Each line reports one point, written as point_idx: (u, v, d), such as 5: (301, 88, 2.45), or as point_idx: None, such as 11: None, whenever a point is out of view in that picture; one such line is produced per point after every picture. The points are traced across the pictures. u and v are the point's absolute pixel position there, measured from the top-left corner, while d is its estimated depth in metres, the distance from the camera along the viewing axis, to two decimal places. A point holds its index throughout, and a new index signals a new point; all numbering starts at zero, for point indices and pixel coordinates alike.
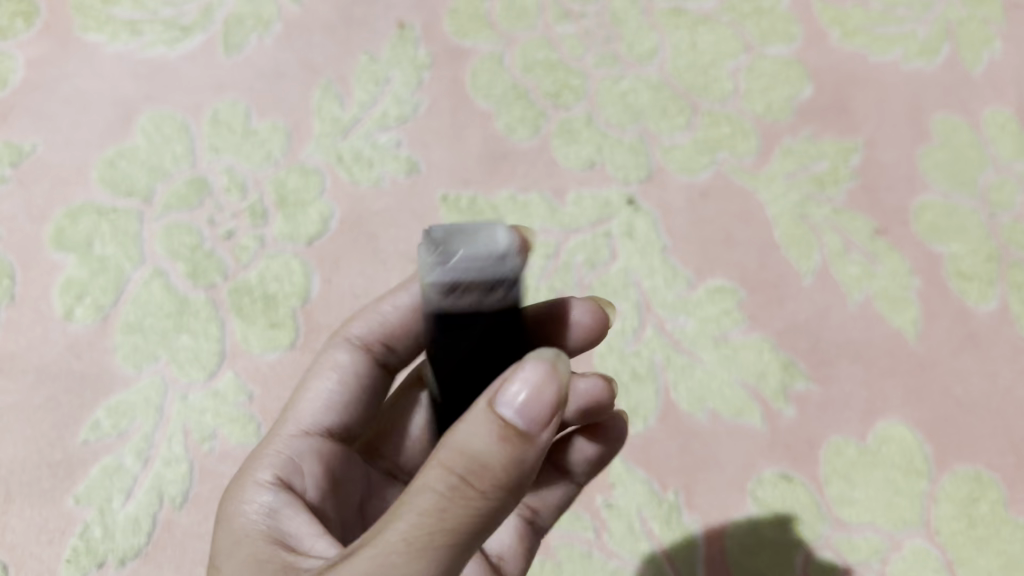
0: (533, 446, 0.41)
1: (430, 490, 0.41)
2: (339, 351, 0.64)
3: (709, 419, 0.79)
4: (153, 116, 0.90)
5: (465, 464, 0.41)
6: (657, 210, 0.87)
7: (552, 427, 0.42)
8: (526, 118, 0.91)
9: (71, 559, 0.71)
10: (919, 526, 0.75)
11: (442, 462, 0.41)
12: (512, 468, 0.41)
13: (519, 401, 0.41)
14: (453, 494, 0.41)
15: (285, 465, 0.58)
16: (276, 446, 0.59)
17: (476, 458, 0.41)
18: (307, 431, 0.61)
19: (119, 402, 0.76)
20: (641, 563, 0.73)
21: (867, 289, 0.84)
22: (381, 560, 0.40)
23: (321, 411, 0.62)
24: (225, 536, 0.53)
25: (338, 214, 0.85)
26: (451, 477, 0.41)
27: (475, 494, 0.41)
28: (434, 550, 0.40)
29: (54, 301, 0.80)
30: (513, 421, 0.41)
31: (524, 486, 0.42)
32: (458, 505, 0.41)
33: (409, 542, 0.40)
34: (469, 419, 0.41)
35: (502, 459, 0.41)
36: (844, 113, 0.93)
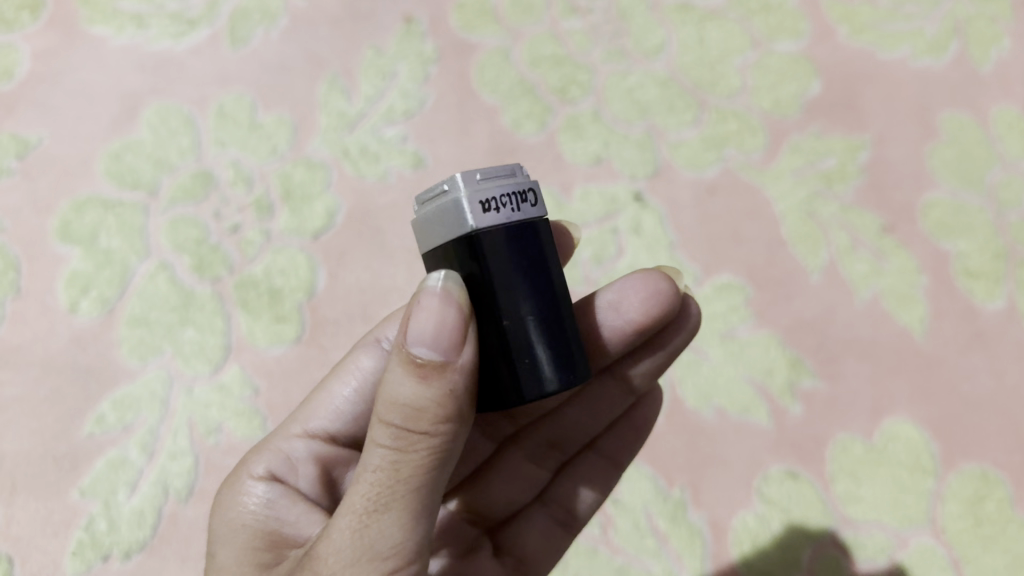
0: (456, 370, 0.42)
1: (378, 447, 0.42)
2: (365, 356, 0.63)
3: (715, 416, 0.79)
4: (159, 109, 0.90)
5: (399, 414, 0.42)
6: (664, 206, 0.87)
7: (468, 347, 0.43)
8: (533, 113, 0.91)
9: (76, 552, 0.71)
10: (926, 524, 0.74)
11: (381, 418, 0.43)
12: (444, 399, 0.42)
13: (428, 336, 0.43)
14: (399, 444, 0.42)
15: (276, 462, 0.59)
16: (275, 446, 0.60)
17: (409, 401, 0.42)
18: (311, 434, 0.62)
19: (124, 395, 0.76)
20: (647, 560, 0.73)
21: (875, 286, 0.83)
22: (356, 526, 0.41)
23: (331, 419, 0.62)
24: (221, 526, 0.54)
25: (344, 209, 0.85)
26: (392, 429, 0.42)
27: (417, 436, 0.42)
28: (398, 501, 0.41)
29: (60, 293, 0.80)
30: (429, 356, 0.42)
31: (465, 412, 0.43)
32: (407, 452, 0.42)
33: (372, 503, 0.41)
34: (392, 372, 0.43)
35: (433, 393, 0.42)
36: (852, 110, 0.92)
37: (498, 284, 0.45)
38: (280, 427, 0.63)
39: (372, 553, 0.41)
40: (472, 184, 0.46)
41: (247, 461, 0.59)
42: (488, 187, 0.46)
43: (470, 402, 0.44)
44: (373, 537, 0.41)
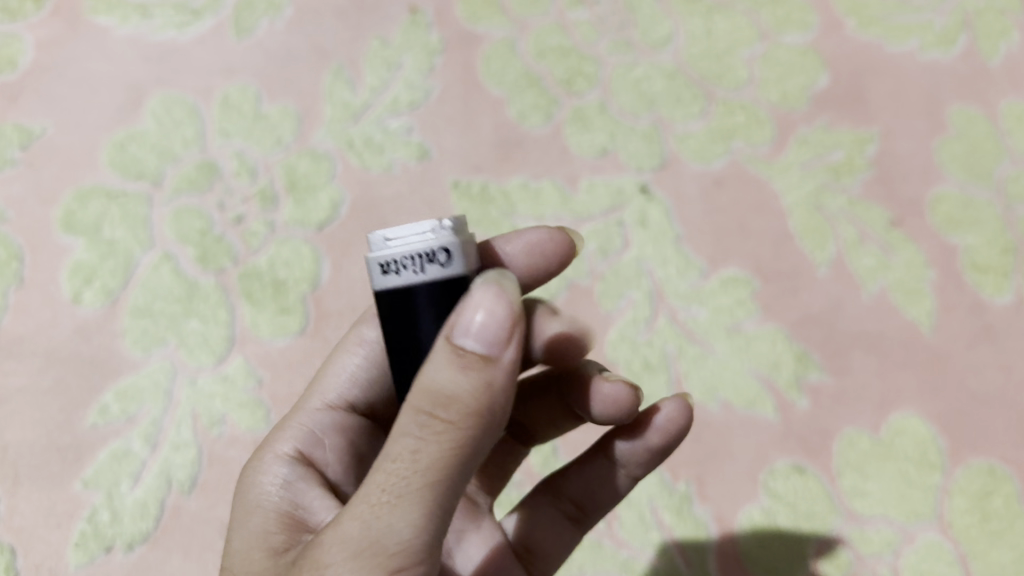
0: (496, 368, 0.41)
1: (406, 434, 0.42)
2: (368, 328, 0.63)
3: (721, 410, 0.78)
4: (163, 99, 0.89)
5: (432, 401, 0.41)
6: (671, 198, 0.86)
7: (513, 345, 0.42)
8: (539, 105, 0.91)
9: (79, 543, 0.71)
10: (932, 519, 0.74)
11: (412, 405, 0.42)
12: (479, 394, 0.41)
13: (474, 327, 0.41)
14: (425, 433, 0.41)
15: (304, 438, 0.59)
16: (299, 421, 0.60)
17: (442, 392, 0.41)
18: (330, 406, 0.61)
19: (128, 386, 0.76)
20: (652, 554, 0.73)
21: (882, 280, 0.83)
22: (367, 516, 0.41)
23: (347, 390, 0.62)
24: (241, 504, 0.54)
25: (349, 200, 0.85)
26: (421, 417, 0.41)
27: (445, 427, 0.41)
28: (416, 494, 0.41)
29: (63, 284, 0.80)
30: (472, 348, 0.41)
31: (500, 412, 0.42)
32: (432, 443, 0.41)
33: (389, 493, 0.41)
34: (431, 359, 0.42)
35: (467, 388, 0.41)
36: (860, 103, 0.92)
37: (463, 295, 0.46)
38: (301, 400, 0.62)
39: (380, 545, 0.41)
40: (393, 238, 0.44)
41: (273, 437, 0.59)
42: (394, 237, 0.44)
43: (506, 402, 0.42)
44: (383, 528, 0.41)
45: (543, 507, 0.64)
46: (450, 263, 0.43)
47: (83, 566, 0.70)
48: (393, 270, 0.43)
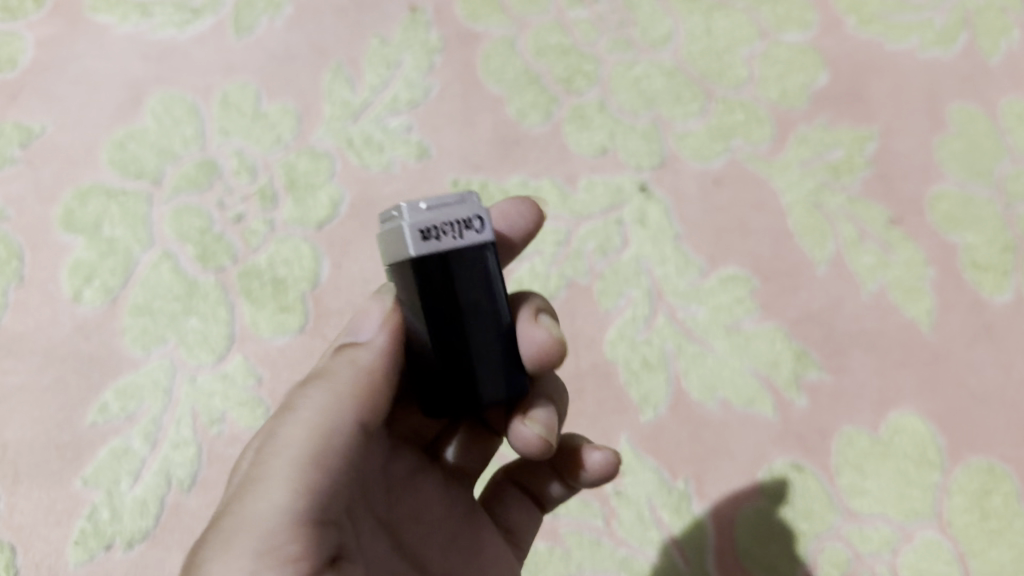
0: (369, 359, 0.48)
1: (298, 423, 0.46)
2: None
3: (720, 408, 0.78)
4: (162, 98, 0.89)
5: (322, 392, 0.47)
6: (670, 197, 0.86)
7: (391, 333, 0.50)
8: (538, 103, 0.91)
9: (79, 541, 0.71)
10: (931, 518, 0.74)
11: (300, 405, 0.47)
12: (365, 376, 0.49)
13: (370, 325, 0.50)
14: (321, 414, 0.46)
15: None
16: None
17: (320, 384, 0.48)
18: None
19: (128, 384, 0.76)
20: (651, 552, 0.73)
21: (881, 279, 0.83)
22: (259, 491, 0.44)
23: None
24: None
25: (348, 199, 0.85)
26: (316, 406, 0.47)
27: (333, 406, 0.47)
28: (304, 466, 0.45)
29: (63, 283, 0.80)
30: (369, 340, 0.50)
31: (347, 401, 0.47)
32: (321, 419, 0.46)
33: (280, 469, 0.44)
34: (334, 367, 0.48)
35: (344, 380, 0.48)
36: (859, 102, 0.92)
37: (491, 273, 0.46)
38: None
39: (261, 520, 0.43)
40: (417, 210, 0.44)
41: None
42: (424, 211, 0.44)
43: (354, 392, 0.48)
44: (263, 504, 0.43)
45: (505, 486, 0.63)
46: (483, 231, 0.45)
47: (82, 564, 0.70)
48: (436, 234, 0.44)
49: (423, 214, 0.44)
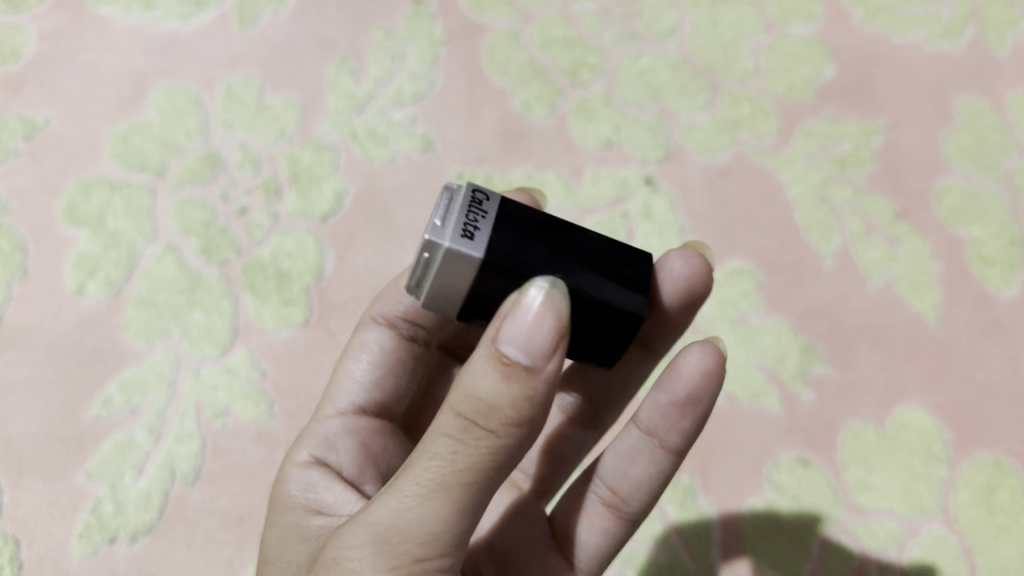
0: (541, 385, 0.41)
1: (443, 433, 0.43)
2: (369, 331, 0.66)
3: (726, 402, 0.78)
4: (166, 90, 0.89)
5: (472, 407, 0.42)
6: (676, 190, 0.86)
7: (557, 356, 0.42)
8: (543, 96, 0.90)
9: (82, 534, 0.71)
10: (937, 512, 0.74)
11: (453, 407, 0.42)
12: (523, 402, 0.41)
13: (518, 336, 0.41)
14: (463, 434, 0.42)
15: (325, 445, 0.60)
16: (315, 429, 0.62)
17: (487, 398, 0.41)
18: (343, 411, 0.64)
19: (131, 377, 0.76)
20: (656, 546, 0.73)
21: (888, 273, 0.82)
22: (397, 504, 0.43)
23: (357, 393, 0.64)
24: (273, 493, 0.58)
25: (352, 191, 0.84)
26: (462, 420, 0.42)
27: (484, 432, 0.42)
28: (449, 490, 0.42)
29: (66, 276, 0.80)
30: (515, 359, 0.41)
31: (538, 420, 0.42)
32: (469, 444, 0.42)
33: (422, 487, 0.43)
34: (475, 361, 0.42)
35: (506, 398, 0.41)
36: (866, 95, 0.91)
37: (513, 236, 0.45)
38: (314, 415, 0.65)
39: (404, 535, 0.42)
40: (439, 232, 0.44)
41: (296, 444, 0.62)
42: (453, 223, 0.44)
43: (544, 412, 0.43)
44: (412, 522, 0.42)
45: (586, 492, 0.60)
46: (480, 198, 0.45)
47: (86, 558, 0.70)
48: (471, 231, 0.44)
49: (443, 224, 0.44)
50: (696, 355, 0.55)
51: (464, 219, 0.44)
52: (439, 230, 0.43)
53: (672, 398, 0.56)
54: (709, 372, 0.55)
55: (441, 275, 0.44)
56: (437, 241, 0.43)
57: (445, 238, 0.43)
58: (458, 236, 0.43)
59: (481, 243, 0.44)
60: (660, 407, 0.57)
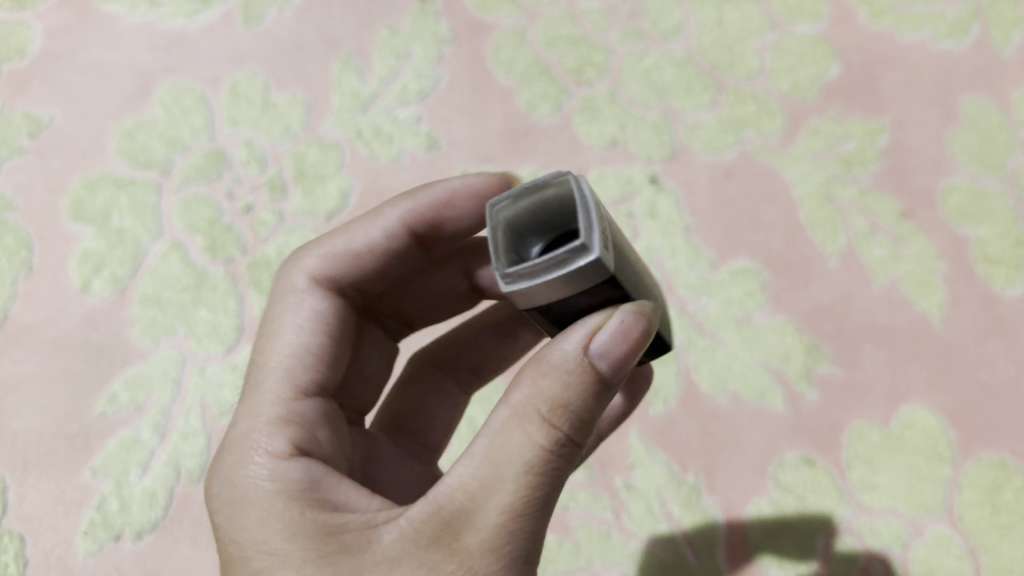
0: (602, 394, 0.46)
1: (537, 445, 0.43)
2: (306, 294, 0.60)
3: (731, 402, 0.78)
4: (171, 87, 0.89)
5: (570, 419, 0.43)
6: (680, 189, 0.86)
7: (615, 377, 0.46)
8: (548, 94, 0.90)
9: (88, 531, 0.71)
10: (942, 512, 0.74)
11: (545, 418, 0.43)
12: (597, 415, 0.45)
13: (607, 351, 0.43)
14: (561, 447, 0.43)
15: (299, 433, 0.52)
16: (273, 417, 0.52)
17: (581, 413, 0.44)
18: (300, 392, 0.55)
19: (137, 374, 0.76)
20: (662, 546, 0.74)
21: (893, 272, 0.82)
22: (504, 522, 0.42)
23: (309, 364, 0.57)
24: (250, 508, 0.47)
25: (357, 190, 0.84)
26: (558, 432, 0.43)
27: (576, 445, 0.44)
28: (546, 503, 0.43)
29: (72, 272, 0.80)
30: (603, 371, 0.43)
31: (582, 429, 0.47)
32: (563, 457, 0.43)
33: (528, 502, 0.43)
34: (556, 373, 0.43)
35: (592, 409, 0.44)
36: (872, 94, 0.91)
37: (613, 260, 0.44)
38: (247, 402, 0.54)
39: (521, 554, 0.43)
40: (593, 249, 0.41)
41: (254, 434, 0.51)
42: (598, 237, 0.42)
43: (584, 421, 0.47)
44: (525, 540, 0.43)
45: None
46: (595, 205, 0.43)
47: (92, 554, 0.70)
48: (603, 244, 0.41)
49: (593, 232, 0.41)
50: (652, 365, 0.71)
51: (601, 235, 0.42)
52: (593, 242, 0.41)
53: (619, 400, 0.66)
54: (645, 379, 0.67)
55: (566, 279, 0.41)
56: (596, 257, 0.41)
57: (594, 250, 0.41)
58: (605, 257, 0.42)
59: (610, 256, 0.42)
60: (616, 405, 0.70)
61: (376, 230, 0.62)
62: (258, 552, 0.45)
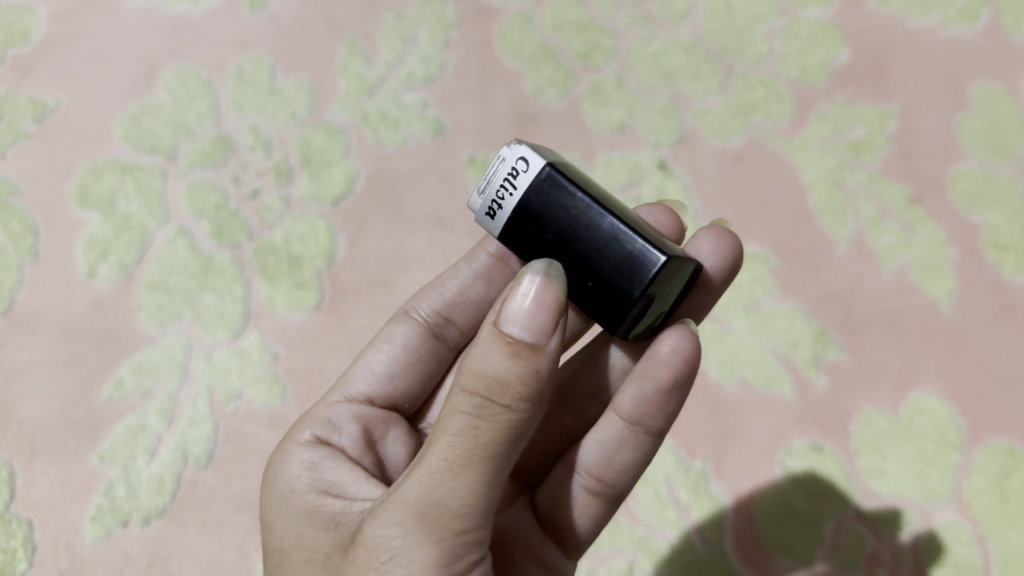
0: (545, 355, 0.45)
1: (459, 412, 0.45)
2: (398, 327, 0.66)
3: (739, 387, 0.78)
4: (176, 73, 0.88)
5: (484, 384, 0.44)
6: (689, 174, 0.86)
7: (556, 336, 0.46)
8: (556, 79, 0.90)
9: (95, 517, 0.71)
10: (951, 499, 0.74)
11: (464, 387, 0.45)
12: (528, 378, 0.44)
13: (521, 318, 0.46)
14: (480, 411, 0.44)
15: (320, 425, 0.58)
16: (319, 413, 0.60)
17: (494, 376, 0.44)
18: (348, 399, 0.62)
19: (144, 360, 0.75)
20: (670, 532, 0.74)
21: (902, 258, 0.82)
22: (427, 482, 0.44)
23: (370, 383, 0.64)
24: (272, 493, 0.55)
25: (363, 175, 0.84)
26: (476, 399, 0.44)
27: (499, 407, 0.44)
28: (474, 465, 0.44)
29: (78, 258, 0.80)
30: (519, 337, 0.45)
31: (545, 395, 0.46)
32: (488, 421, 0.44)
33: (448, 462, 0.44)
34: (483, 345, 0.46)
35: (516, 370, 0.44)
36: (881, 79, 0.90)
37: (533, 210, 0.51)
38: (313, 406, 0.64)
39: (443, 510, 0.44)
40: (482, 196, 0.53)
41: (295, 426, 0.59)
42: (489, 189, 0.52)
43: (550, 387, 0.46)
44: (445, 495, 0.43)
45: (567, 483, 0.61)
46: (529, 166, 0.51)
47: (99, 541, 0.70)
48: (494, 208, 0.52)
49: (488, 182, 0.52)
50: (674, 342, 0.56)
51: (505, 189, 0.52)
52: (481, 191, 0.53)
53: (657, 387, 0.57)
54: (688, 358, 0.56)
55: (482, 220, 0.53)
56: (477, 202, 0.53)
57: (478, 193, 0.53)
58: (491, 205, 0.52)
59: (501, 220, 0.52)
60: (646, 396, 0.58)
61: (465, 267, 0.66)
62: (268, 526, 0.54)
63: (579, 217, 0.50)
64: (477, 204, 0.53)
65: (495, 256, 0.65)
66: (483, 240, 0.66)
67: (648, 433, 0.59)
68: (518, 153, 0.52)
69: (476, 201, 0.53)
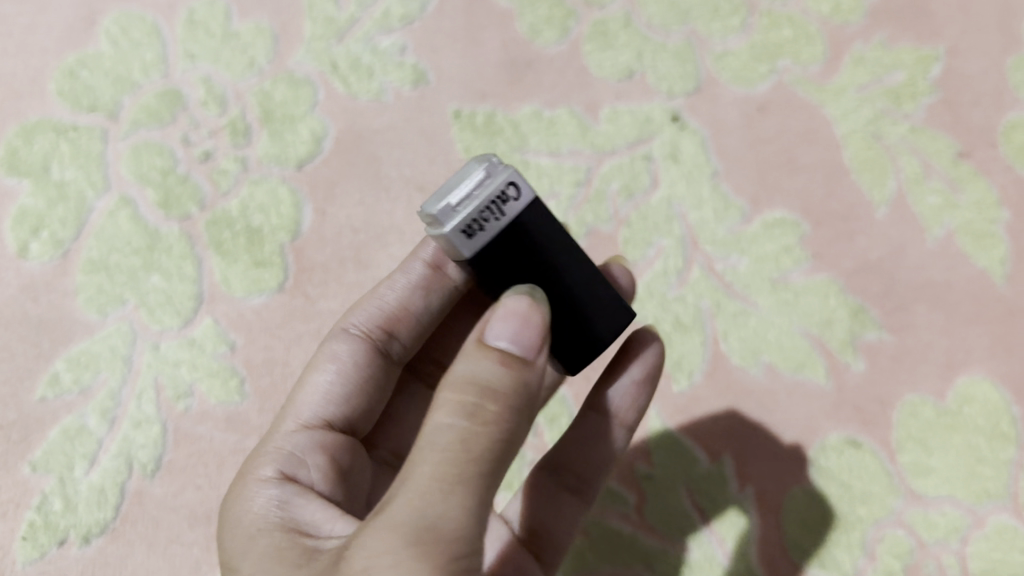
0: (535, 370, 0.39)
1: (444, 426, 0.37)
2: (338, 343, 0.55)
3: (765, 374, 0.68)
4: (118, 17, 0.77)
5: (473, 393, 0.37)
6: (707, 127, 0.75)
7: (545, 351, 0.40)
8: (553, 18, 0.78)
9: (27, 536, 0.62)
10: (1005, 500, 0.64)
11: (447, 399, 0.37)
12: (519, 389, 0.38)
13: (509, 332, 0.39)
14: (471, 422, 0.37)
15: (279, 456, 0.49)
16: (274, 444, 0.50)
17: (485, 386, 0.37)
18: (308, 424, 0.52)
19: (82, 353, 0.66)
20: (687, 543, 0.64)
21: (948, 222, 0.71)
22: (416, 504, 0.35)
23: (324, 403, 0.53)
24: (232, 533, 0.44)
25: (333, 132, 0.73)
26: (465, 407, 0.37)
27: (491, 416, 0.37)
28: (466, 481, 0.36)
29: (7, 235, 0.69)
30: (509, 349, 0.39)
31: (530, 416, 0.39)
32: (479, 433, 0.37)
33: (440, 478, 0.36)
34: (464, 357, 0.39)
35: (509, 380, 0.38)
36: (924, 15, 0.78)
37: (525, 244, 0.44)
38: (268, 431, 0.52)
39: (437, 532, 0.35)
40: (452, 211, 0.42)
41: (251, 462, 0.49)
42: (468, 205, 0.42)
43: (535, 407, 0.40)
44: (440, 512, 0.35)
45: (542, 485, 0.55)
46: (519, 192, 0.43)
47: (33, 563, 0.61)
48: (474, 227, 0.42)
49: (461, 198, 0.42)
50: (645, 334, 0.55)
51: (488, 211, 0.42)
52: (449, 203, 0.42)
53: (634, 377, 0.55)
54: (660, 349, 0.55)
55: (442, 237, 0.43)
56: (441, 213, 0.42)
57: (444, 203, 0.42)
58: (467, 224, 0.42)
59: (481, 243, 0.43)
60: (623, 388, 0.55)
61: (401, 279, 0.57)
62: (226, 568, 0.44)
63: (569, 255, 0.46)
64: (442, 218, 0.42)
65: (431, 264, 0.57)
66: (417, 250, 0.58)
67: (624, 427, 0.55)
68: (508, 174, 0.43)
69: (435, 210, 0.43)
